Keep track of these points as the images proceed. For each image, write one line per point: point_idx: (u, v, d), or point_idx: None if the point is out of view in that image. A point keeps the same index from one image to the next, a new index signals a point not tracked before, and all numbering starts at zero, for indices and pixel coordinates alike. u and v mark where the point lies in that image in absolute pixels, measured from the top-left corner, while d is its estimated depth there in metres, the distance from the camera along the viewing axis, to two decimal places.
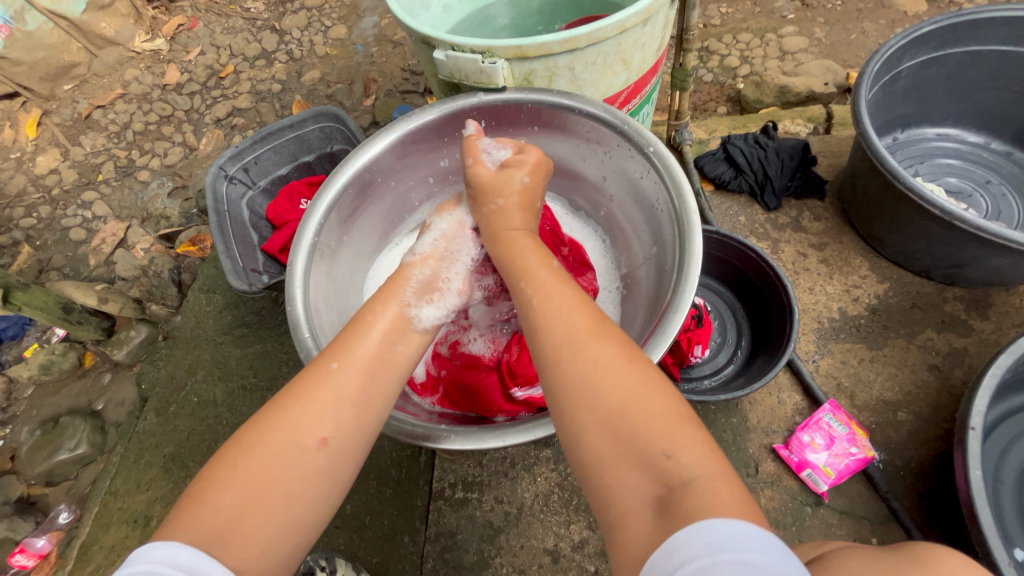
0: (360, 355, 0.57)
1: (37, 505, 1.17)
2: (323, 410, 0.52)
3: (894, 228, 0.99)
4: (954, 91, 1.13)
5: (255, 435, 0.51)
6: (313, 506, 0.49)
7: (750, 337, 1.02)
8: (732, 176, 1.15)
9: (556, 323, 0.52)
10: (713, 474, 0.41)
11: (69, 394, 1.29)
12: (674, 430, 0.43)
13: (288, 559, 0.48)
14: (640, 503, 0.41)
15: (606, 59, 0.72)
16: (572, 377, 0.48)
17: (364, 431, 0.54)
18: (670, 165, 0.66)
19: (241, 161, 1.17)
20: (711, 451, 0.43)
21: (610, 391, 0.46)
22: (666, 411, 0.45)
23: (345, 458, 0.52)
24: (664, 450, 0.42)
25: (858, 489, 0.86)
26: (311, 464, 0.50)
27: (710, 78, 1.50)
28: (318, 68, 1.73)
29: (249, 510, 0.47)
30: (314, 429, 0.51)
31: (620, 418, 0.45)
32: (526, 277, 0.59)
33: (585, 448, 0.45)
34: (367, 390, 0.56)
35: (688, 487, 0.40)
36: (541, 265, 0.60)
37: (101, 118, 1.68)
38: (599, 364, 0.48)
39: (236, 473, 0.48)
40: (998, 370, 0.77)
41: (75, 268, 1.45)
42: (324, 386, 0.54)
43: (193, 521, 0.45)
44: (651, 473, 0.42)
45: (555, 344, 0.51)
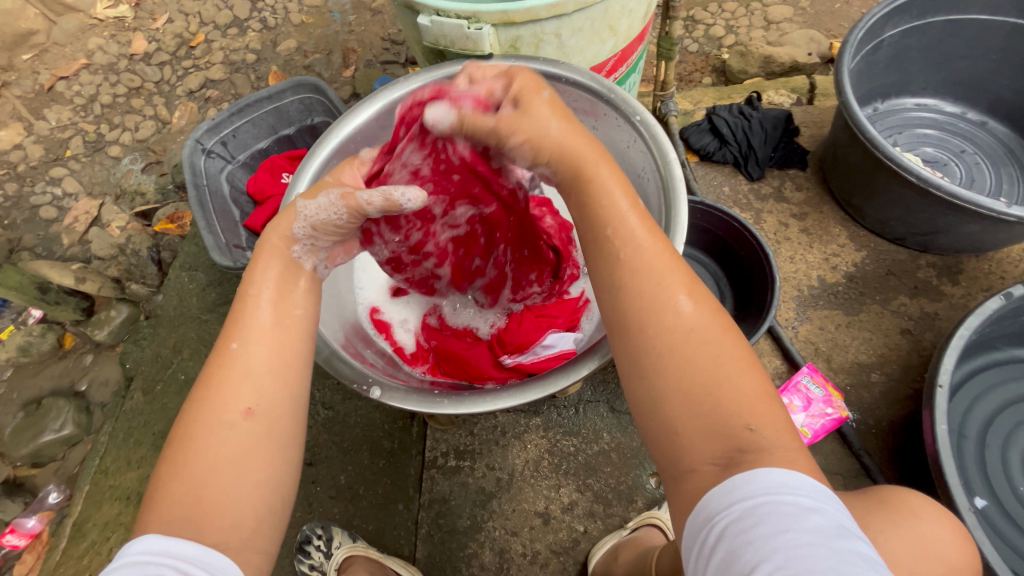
0: (256, 325, 0.53)
1: (25, 487, 1.16)
2: (235, 385, 0.50)
3: (873, 197, 1.01)
4: (934, 61, 1.14)
5: (184, 426, 0.50)
6: (268, 471, 0.49)
7: (733, 305, 1.05)
8: (717, 147, 1.16)
9: (643, 280, 0.50)
10: (790, 446, 0.43)
11: (50, 375, 1.26)
12: (759, 406, 0.45)
13: (272, 512, 0.49)
14: (707, 467, 0.44)
15: (593, 25, 0.71)
16: (657, 345, 0.48)
17: (286, 388, 0.52)
18: (656, 133, 0.66)
19: (219, 134, 1.14)
20: (788, 428, 0.45)
21: (701, 362, 0.46)
22: (752, 389, 0.45)
23: (279, 418, 0.51)
24: (748, 424, 0.44)
25: (832, 446, 0.90)
26: (246, 436, 0.49)
27: (695, 49, 1.49)
28: (294, 36, 1.67)
29: (208, 489, 0.47)
30: (235, 403, 0.49)
31: (707, 393, 0.45)
32: (614, 227, 0.52)
33: (662, 417, 0.47)
34: (277, 350, 0.53)
35: (765, 454, 0.42)
36: (631, 211, 0.53)
37: (66, 90, 1.60)
38: (692, 337, 0.47)
39: (180, 463, 0.48)
40: (965, 331, 0.80)
41: (48, 248, 1.41)
42: (229, 367, 0.51)
43: (157, 508, 0.47)
44: (725, 440, 0.44)
45: (641, 295, 0.50)
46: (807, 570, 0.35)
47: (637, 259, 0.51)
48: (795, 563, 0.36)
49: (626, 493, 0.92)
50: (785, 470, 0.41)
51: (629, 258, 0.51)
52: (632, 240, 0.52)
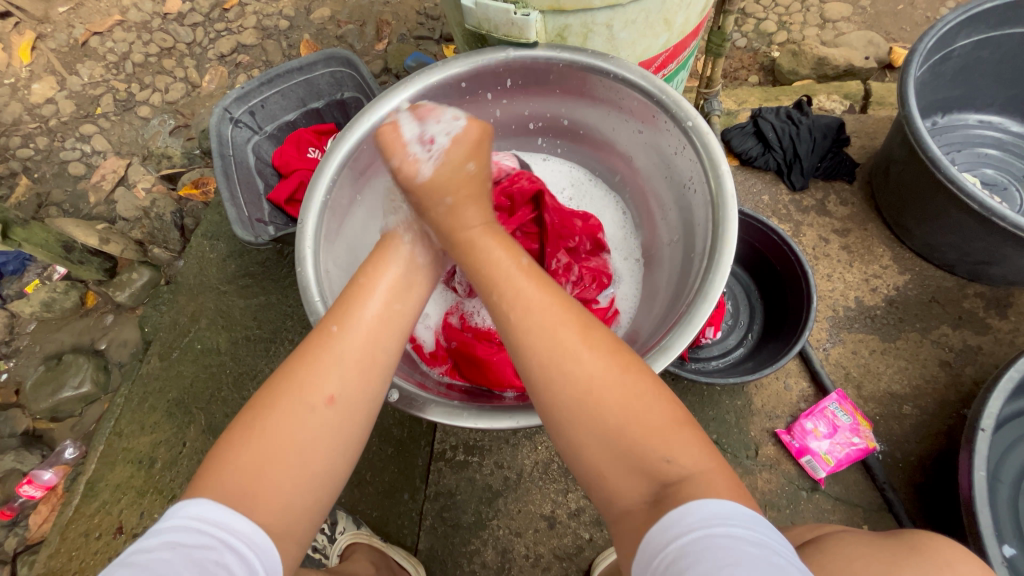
0: (362, 318, 0.55)
1: (43, 439, 1.19)
2: (328, 370, 0.51)
3: (926, 218, 0.95)
4: (1004, 76, 1.06)
5: (265, 396, 0.50)
6: (328, 464, 0.49)
7: (763, 320, 1.00)
8: (760, 152, 1.10)
9: (534, 343, 0.51)
10: (705, 468, 0.44)
11: (73, 332, 1.28)
12: (674, 440, 0.46)
13: (314, 507, 0.48)
14: (638, 505, 0.45)
15: (648, 18, 0.66)
16: (570, 400, 0.48)
17: (372, 390, 0.53)
18: (708, 141, 0.62)
19: (248, 104, 1.11)
20: (704, 449, 0.46)
21: (604, 406, 0.47)
22: (662, 419, 0.47)
23: (354, 417, 0.51)
24: (663, 457, 0.45)
25: (855, 477, 0.87)
26: (318, 424, 0.49)
27: (744, 44, 1.41)
28: (328, 5, 1.62)
29: (268, 465, 0.47)
30: (321, 388, 0.50)
31: (622, 437, 0.46)
32: (496, 290, 0.55)
33: (585, 465, 0.48)
34: (375, 345, 0.54)
35: (684, 485, 0.43)
36: (508, 259, 0.58)
37: (99, 46, 1.59)
38: (593, 383, 0.48)
39: (251, 433, 0.48)
40: (1015, 373, 0.76)
41: (75, 205, 1.42)
42: (326, 352, 0.52)
43: (211, 476, 0.46)
44: (649, 477, 0.45)
45: (538, 349, 0.50)
46: None
47: (525, 318, 0.52)
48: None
49: None
50: (711, 497, 0.42)
51: (524, 301, 0.53)
52: (516, 301, 0.53)
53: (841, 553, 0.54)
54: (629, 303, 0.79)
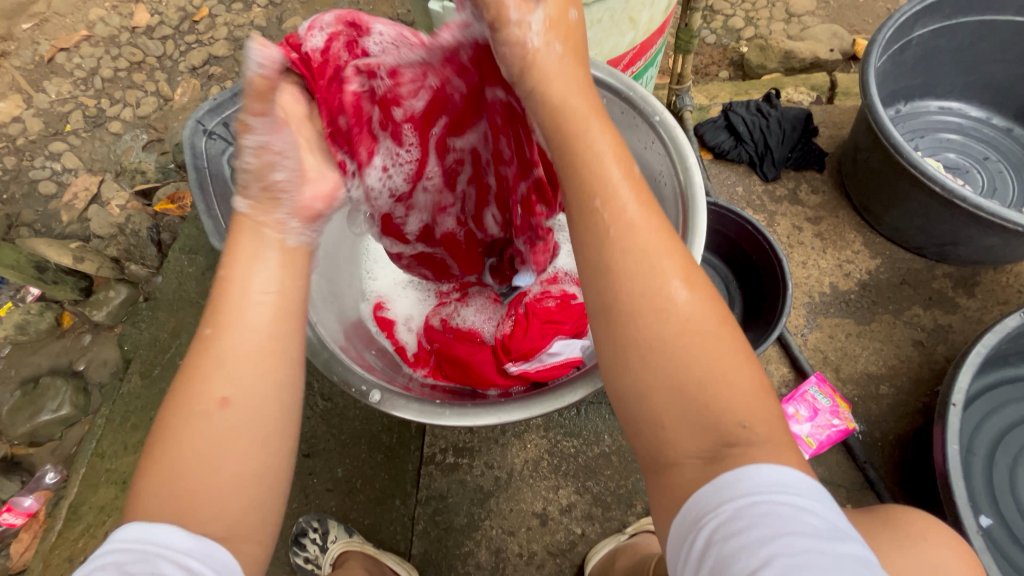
0: (238, 312, 0.49)
1: (22, 465, 1.16)
2: (213, 371, 0.47)
3: (892, 203, 0.98)
4: (962, 63, 1.10)
5: (164, 417, 0.47)
6: (252, 459, 0.46)
7: (742, 309, 1.02)
8: (732, 145, 1.12)
9: (641, 275, 0.44)
10: (782, 445, 0.40)
11: (49, 354, 1.25)
12: (754, 402, 0.40)
13: (252, 508, 0.45)
14: (693, 460, 0.40)
15: (613, 17, 0.68)
16: (649, 336, 0.43)
17: (266, 372, 0.48)
18: (676, 135, 0.63)
19: (221, 115, 1.10)
20: (783, 429, 0.41)
21: (692, 352, 0.42)
22: (746, 382, 0.41)
23: (254, 413, 0.47)
24: (739, 420, 0.40)
25: (837, 458, 0.89)
26: (213, 428, 0.45)
27: (713, 40, 1.43)
28: (300, 14, 1.62)
29: (182, 486, 0.44)
30: (211, 392, 0.46)
31: (698, 390, 0.41)
32: (602, 198, 0.46)
33: (643, 405, 0.43)
34: (259, 330, 0.49)
35: (756, 454, 0.39)
36: (621, 177, 0.47)
37: (66, 62, 1.56)
38: (683, 330, 0.42)
39: (153, 460, 0.45)
40: (982, 348, 0.79)
41: (47, 224, 1.39)
42: (207, 355, 0.48)
43: (133, 506, 0.44)
44: (717, 435, 0.40)
45: (637, 280, 0.44)
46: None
47: (629, 240, 0.45)
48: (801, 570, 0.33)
49: (625, 497, 0.91)
50: (779, 465, 0.38)
51: (635, 226, 0.45)
52: (637, 227, 0.46)
53: None
54: None
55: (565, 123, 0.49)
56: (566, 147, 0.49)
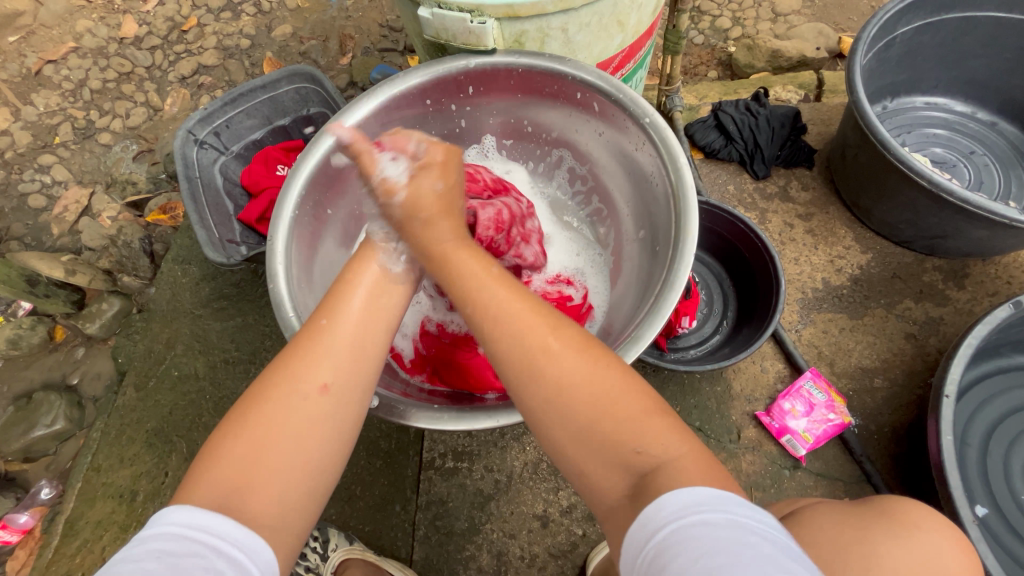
0: (348, 311, 0.55)
1: (16, 482, 1.15)
2: (320, 358, 0.51)
3: (881, 198, 0.99)
4: (945, 59, 1.11)
5: (259, 389, 0.49)
6: (323, 451, 0.48)
7: (736, 307, 1.03)
8: (723, 144, 1.13)
9: (506, 341, 0.49)
10: (678, 455, 0.43)
11: (42, 368, 1.24)
12: (643, 429, 0.44)
13: (312, 496, 0.47)
14: (620, 499, 0.44)
15: (601, 20, 0.69)
16: (539, 399, 0.47)
17: (363, 377, 0.52)
18: (666, 137, 0.64)
19: (212, 124, 1.10)
20: (679, 436, 0.45)
21: (579, 404, 0.46)
22: (632, 409, 0.45)
23: (348, 405, 0.50)
24: (634, 447, 0.44)
25: (834, 452, 0.90)
26: (312, 413, 0.48)
27: (701, 41, 1.45)
28: (289, 22, 1.62)
29: (257, 459, 0.46)
30: (314, 376, 0.50)
31: (595, 433, 0.45)
32: (469, 301, 0.53)
33: (565, 460, 0.47)
34: (363, 335, 0.54)
35: (658, 472, 0.42)
36: (479, 272, 0.54)
37: (54, 74, 1.56)
38: (561, 378, 0.47)
39: (242, 425, 0.48)
40: (973, 340, 0.79)
41: (37, 238, 1.38)
42: (317, 342, 0.52)
43: (207, 467, 0.46)
44: (623, 467, 0.44)
45: (510, 359, 0.49)
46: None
47: (494, 325, 0.50)
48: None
49: None
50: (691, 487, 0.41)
51: (495, 307, 0.51)
52: (496, 294, 0.52)
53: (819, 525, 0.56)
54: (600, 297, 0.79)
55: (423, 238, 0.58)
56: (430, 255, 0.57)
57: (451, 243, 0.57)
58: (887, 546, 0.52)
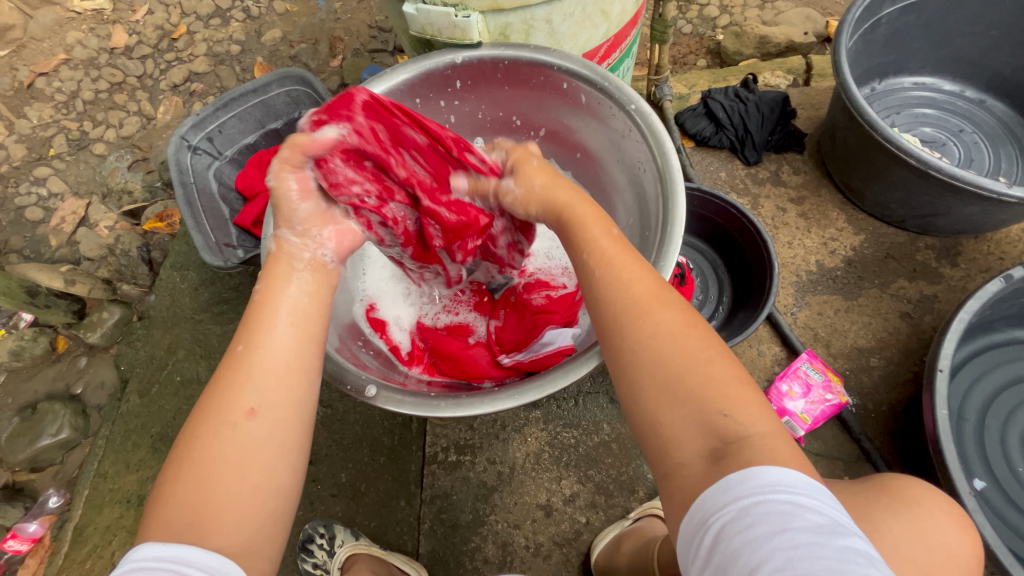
0: (272, 335, 0.53)
1: (25, 491, 1.16)
2: (244, 384, 0.50)
3: (871, 179, 1.00)
4: (932, 38, 1.12)
5: (190, 429, 0.49)
6: (270, 470, 0.49)
7: (731, 292, 1.04)
8: (713, 132, 1.14)
9: (622, 293, 0.51)
10: (770, 432, 0.43)
11: (46, 379, 1.24)
12: (733, 393, 0.44)
13: (276, 517, 0.49)
14: (694, 461, 0.43)
15: (585, 10, 0.70)
16: (637, 347, 0.48)
17: (294, 388, 0.52)
18: (652, 123, 0.65)
19: (205, 130, 1.11)
20: (767, 413, 0.44)
21: (679, 353, 0.47)
22: (728, 374, 0.46)
23: (282, 423, 0.50)
24: (722, 410, 0.44)
25: (832, 432, 0.91)
26: (249, 439, 0.49)
27: (689, 30, 1.45)
28: (278, 26, 1.62)
29: (207, 494, 0.46)
30: (240, 403, 0.49)
31: (681, 384, 0.45)
32: (587, 248, 0.54)
33: (643, 410, 0.47)
34: (288, 348, 0.53)
35: (745, 442, 0.42)
36: (599, 232, 0.56)
37: (46, 87, 1.56)
38: (660, 331, 0.48)
39: (181, 469, 0.48)
40: (965, 314, 0.80)
41: (36, 250, 1.39)
42: (239, 369, 0.51)
43: (158, 515, 0.46)
44: (710, 430, 0.43)
45: (620, 306, 0.50)
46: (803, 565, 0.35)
47: (605, 270, 0.53)
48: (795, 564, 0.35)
49: (627, 483, 0.92)
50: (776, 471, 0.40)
51: (602, 253, 0.54)
52: (601, 255, 0.54)
53: None
54: None
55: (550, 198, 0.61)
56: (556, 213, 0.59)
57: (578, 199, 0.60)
58: (891, 523, 0.52)
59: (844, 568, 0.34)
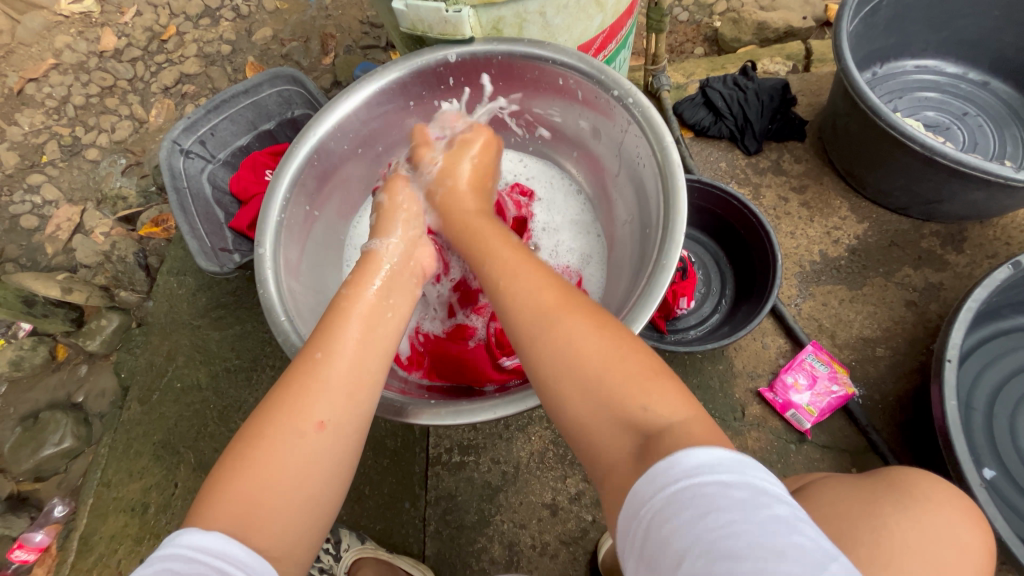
0: (349, 346, 0.54)
1: (30, 501, 1.16)
2: (320, 394, 0.50)
3: (874, 166, 0.98)
4: (933, 20, 1.10)
5: (258, 424, 0.49)
6: (324, 484, 0.48)
7: (734, 285, 1.02)
8: (712, 121, 1.12)
9: (524, 301, 0.53)
10: (684, 417, 0.44)
11: (47, 388, 1.24)
12: (650, 386, 0.45)
13: (307, 535, 0.48)
14: (622, 459, 0.44)
15: (579, 1, 0.68)
16: (552, 360, 0.49)
17: (361, 408, 0.52)
18: (651, 117, 0.63)
19: (197, 133, 1.09)
20: (681, 398, 0.45)
21: (589, 361, 0.47)
22: (637, 370, 0.47)
23: (348, 437, 0.50)
24: (640, 404, 0.45)
25: (839, 423, 0.90)
26: (311, 451, 0.48)
27: (686, 17, 1.42)
28: (269, 24, 1.60)
29: (261, 500, 0.46)
30: (311, 413, 0.49)
31: (599, 386, 0.46)
32: (503, 277, 0.56)
33: (569, 419, 0.48)
34: (360, 366, 0.53)
35: (665, 433, 0.43)
36: (501, 244, 0.61)
37: (36, 92, 1.54)
38: (570, 338, 0.49)
39: (241, 466, 0.47)
40: (973, 303, 0.79)
41: (32, 258, 1.38)
42: (316, 381, 0.51)
43: (211, 504, 0.46)
44: (630, 428, 0.44)
45: (522, 315, 0.52)
46: (732, 548, 0.35)
47: (512, 284, 0.55)
48: (718, 547, 0.35)
49: None
50: (704, 446, 0.40)
51: (501, 265, 0.57)
52: (506, 265, 0.57)
53: (824, 497, 0.56)
54: (596, 284, 0.78)
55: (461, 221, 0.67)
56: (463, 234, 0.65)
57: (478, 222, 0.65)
58: (897, 518, 0.52)
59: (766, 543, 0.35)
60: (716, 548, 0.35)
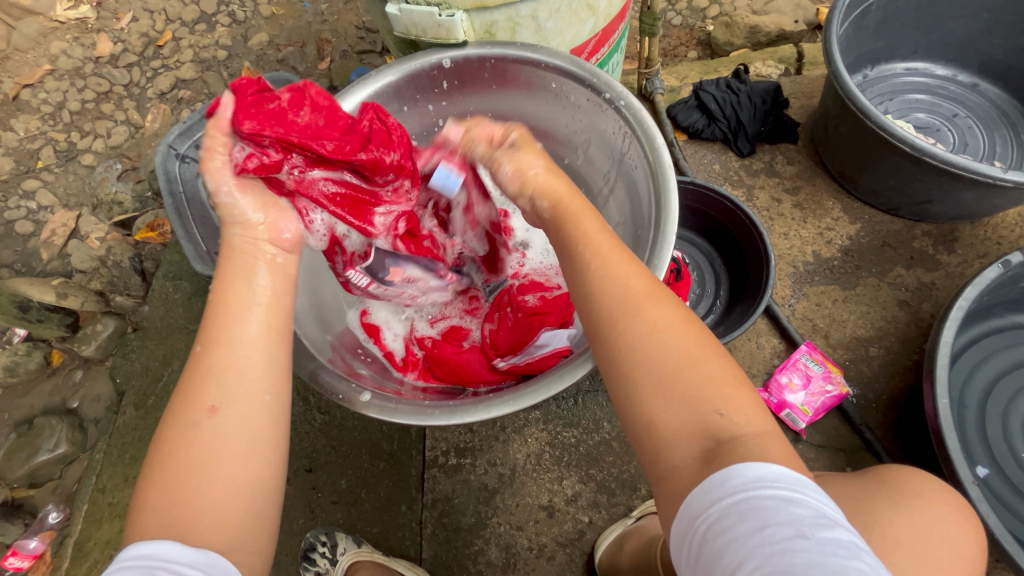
0: (224, 326, 0.52)
1: (24, 508, 1.15)
2: (207, 380, 0.49)
3: (866, 167, 0.99)
4: (923, 23, 1.11)
5: (160, 436, 0.49)
6: (242, 467, 0.48)
7: (728, 286, 1.03)
8: (706, 124, 1.13)
9: (614, 291, 0.49)
10: (762, 430, 0.43)
11: (42, 394, 1.23)
12: (732, 395, 0.44)
13: (253, 518, 0.47)
14: (689, 461, 0.42)
15: (571, 5, 0.69)
16: (630, 341, 0.47)
17: (252, 378, 0.51)
18: (643, 119, 0.64)
19: (192, 138, 1.09)
20: (760, 413, 0.44)
21: (677, 355, 0.45)
22: (720, 375, 0.45)
23: (247, 412, 0.49)
24: (717, 410, 0.43)
25: (833, 423, 0.90)
26: (212, 436, 0.48)
27: (679, 21, 1.43)
28: (265, 30, 1.60)
29: (184, 497, 0.45)
30: (199, 401, 0.49)
31: (680, 383, 0.44)
32: (583, 242, 0.53)
33: (638, 408, 0.45)
34: (242, 341, 0.52)
35: (739, 441, 0.41)
36: (598, 230, 0.54)
37: (32, 98, 1.54)
38: (655, 328, 0.47)
39: (151, 473, 0.47)
40: (964, 302, 0.79)
41: (27, 263, 1.37)
42: (200, 371, 0.50)
43: (138, 521, 0.45)
44: (704, 431, 0.42)
45: (613, 299, 0.49)
46: (792, 563, 0.34)
47: (604, 265, 0.51)
48: (774, 562, 0.34)
49: (628, 482, 0.92)
50: (767, 462, 0.40)
51: (598, 247, 0.52)
52: (601, 252, 0.52)
53: None
54: None
55: (563, 206, 0.58)
56: (555, 211, 0.58)
57: (585, 208, 0.57)
58: (888, 515, 0.52)
59: (827, 559, 0.34)
60: (773, 561, 0.35)
